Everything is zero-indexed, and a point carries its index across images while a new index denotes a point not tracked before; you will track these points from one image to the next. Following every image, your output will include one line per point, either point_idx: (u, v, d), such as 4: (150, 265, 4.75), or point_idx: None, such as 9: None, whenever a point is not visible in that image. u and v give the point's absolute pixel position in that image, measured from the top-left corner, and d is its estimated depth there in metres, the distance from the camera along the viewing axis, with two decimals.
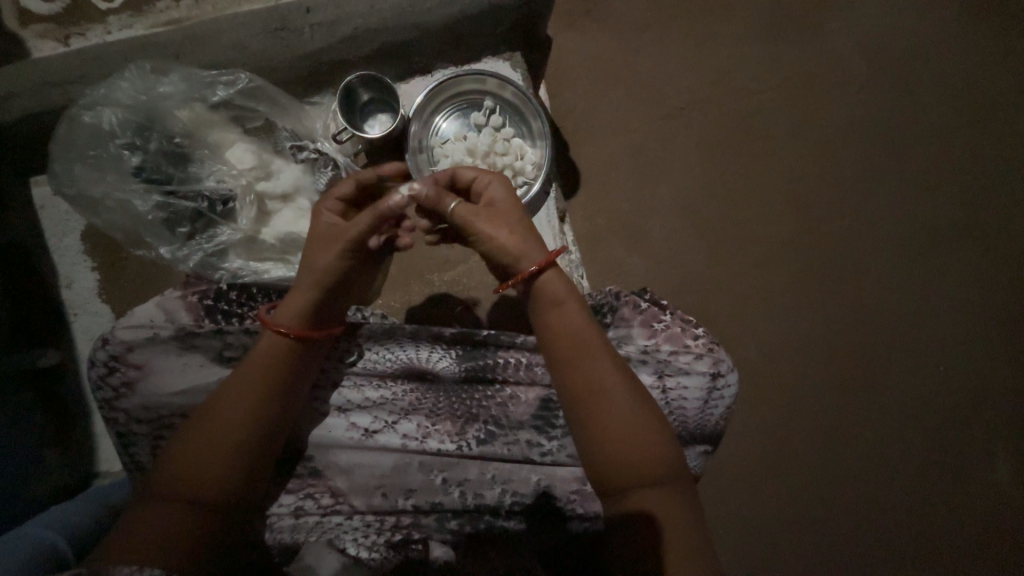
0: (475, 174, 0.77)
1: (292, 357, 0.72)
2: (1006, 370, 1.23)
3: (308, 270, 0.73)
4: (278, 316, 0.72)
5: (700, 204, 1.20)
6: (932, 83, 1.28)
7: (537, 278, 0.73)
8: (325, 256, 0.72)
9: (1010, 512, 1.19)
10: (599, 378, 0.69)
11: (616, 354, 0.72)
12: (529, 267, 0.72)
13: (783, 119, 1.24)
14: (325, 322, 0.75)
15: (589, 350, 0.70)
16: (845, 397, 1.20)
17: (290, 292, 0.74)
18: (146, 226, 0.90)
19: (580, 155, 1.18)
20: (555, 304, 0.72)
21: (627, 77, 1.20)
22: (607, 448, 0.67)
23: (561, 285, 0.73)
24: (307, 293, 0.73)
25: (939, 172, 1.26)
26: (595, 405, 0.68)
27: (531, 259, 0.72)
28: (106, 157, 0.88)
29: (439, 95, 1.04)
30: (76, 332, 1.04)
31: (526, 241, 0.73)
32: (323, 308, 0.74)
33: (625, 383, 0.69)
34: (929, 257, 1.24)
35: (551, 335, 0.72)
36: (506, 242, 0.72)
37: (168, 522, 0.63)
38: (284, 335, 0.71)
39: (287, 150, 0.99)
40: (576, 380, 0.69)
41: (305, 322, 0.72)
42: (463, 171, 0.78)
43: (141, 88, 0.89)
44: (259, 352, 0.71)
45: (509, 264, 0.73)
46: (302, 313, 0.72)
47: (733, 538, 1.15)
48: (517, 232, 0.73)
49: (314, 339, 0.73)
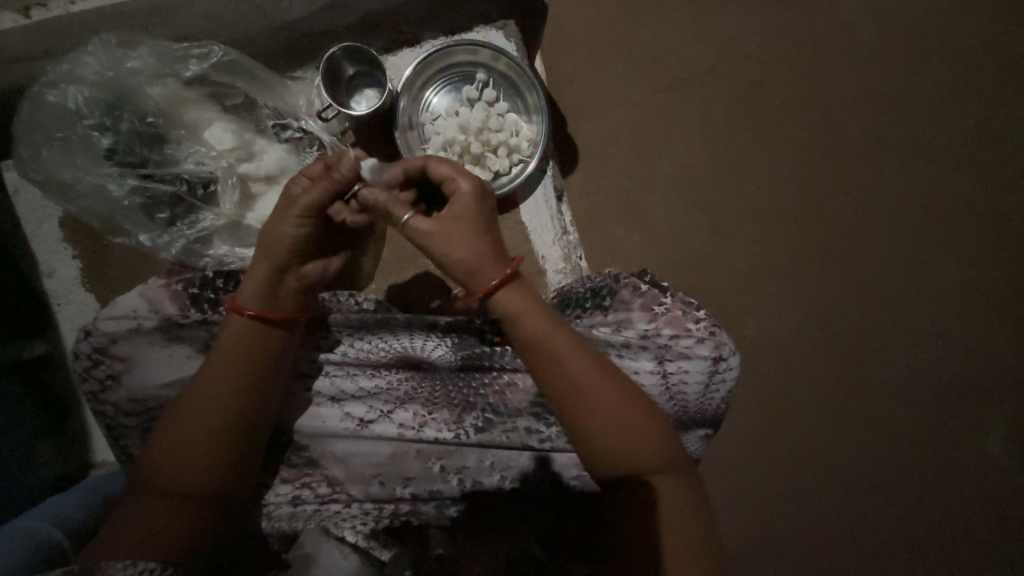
0: (448, 174, 0.69)
1: (272, 345, 0.69)
2: (1006, 344, 1.22)
3: (268, 247, 0.69)
4: (240, 298, 0.69)
5: (702, 180, 1.16)
6: (944, 49, 1.22)
7: (497, 293, 0.68)
8: (282, 227, 0.69)
9: (1003, 485, 1.21)
10: (576, 380, 0.66)
11: (593, 352, 0.69)
12: (484, 284, 0.68)
13: (790, 89, 1.18)
14: (291, 304, 0.71)
15: (561, 353, 0.67)
16: (846, 377, 1.19)
17: (250, 269, 0.70)
18: (122, 213, 0.85)
19: (577, 130, 1.13)
20: (525, 307, 0.68)
21: (626, 45, 1.14)
22: (595, 443, 0.66)
23: (529, 292, 0.70)
24: (261, 272, 0.69)
25: (948, 142, 1.22)
26: (579, 406, 0.66)
27: (491, 272, 0.68)
28: (74, 140, 0.83)
29: (429, 67, 0.98)
30: (61, 321, 1.02)
31: (481, 257, 0.68)
32: (280, 286, 0.70)
33: (609, 382, 0.67)
34: (933, 232, 1.21)
35: (519, 341, 0.69)
36: (461, 254, 0.67)
37: (159, 514, 0.62)
38: (252, 320, 0.68)
39: (270, 129, 0.94)
40: (562, 381, 0.67)
41: (270, 304, 0.69)
42: (437, 165, 0.70)
43: (107, 64, 0.84)
44: (228, 342, 0.68)
45: (465, 276, 0.68)
46: (264, 293, 0.69)
47: (732, 515, 1.16)
48: (477, 241, 0.68)
49: (277, 321, 0.69)
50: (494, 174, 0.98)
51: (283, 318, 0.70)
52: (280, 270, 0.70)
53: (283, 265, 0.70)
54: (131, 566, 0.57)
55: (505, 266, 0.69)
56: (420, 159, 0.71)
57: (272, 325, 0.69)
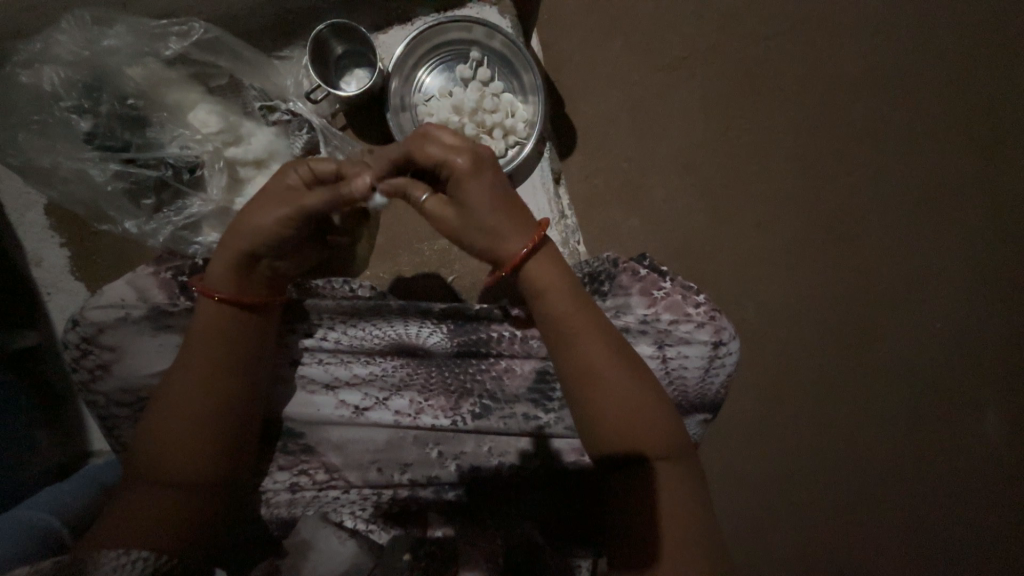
0: (437, 154, 0.63)
1: (249, 330, 0.68)
2: (1005, 326, 1.21)
3: (240, 234, 0.65)
4: (213, 279, 0.66)
5: (702, 162, 1.13)
6: (952, 24, 1.18)
7: (527, 263, 0.67)
8: (261, 218, 0.64)
9: (999, 467, 1.21)
10: (589, 360, 0.66)
11: (609, 331, 0.68)
12: (516, 253, 0.66)
13: (793, 66, 1.15)
14: (264, 290, 0.69)
15: (581, 334, 0.66)
16: (846, 361, 1.18)
17: (219, 252, 0.66)
18: (106, 199, 0.83)
19: (574, 111, 1.09)
20: (549, 284, 0.67)
21: (625, 21, 1.10)
22: (598, 427, 0.65)
23: (555, 268, 0.68)
24: (231, 262, 0.65)
25: (954, 121, 1.19)
26: (591, 387, 0.65)
27: (521, 240, 0.66)
28: (52, 123, 0.80)
29: (420, 45, 0.95)
30: (53, 312, 1.00)
31: (508, 226, 0.65)
32: (252, 274, 0.67)
33: (618, 365, 0.66)
34: (936, 213, 1.19)
35: (540, 316, 0.68)
36: (485, 231, 0.65)
37: (154, 501, 0.62)
38: (223, 304, 0.66)
39: (257, 111, 0.89)
40: (574, 363, 0.66)
41: (243, 288, 0.67)
42: (440, 132, 0.65)
43: (82, 42, 0.81)
44: (213, 329, 0.66)
45: (491, 250, 0.66)
46: (236, 279, 0.66)
47: (729, 497, 1.17)
48: (499, 211, 0.65)
49: (251, 306, 0.67)
50: None
51: (258, 303, 0.68)
52: (254, 258, 0.66)
53: (256, 253, 0.65)
54: (125, 555, 0.58)
55: (532, 232, 0.67)
56: (403, 142, 0.65)
57: (243, 309, 0.67)
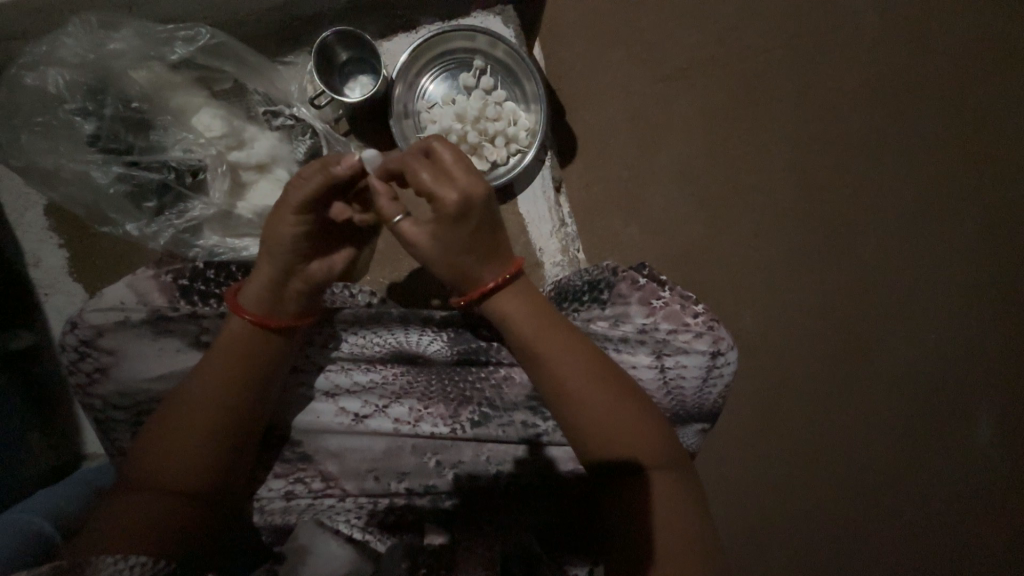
0: (428, 184, 0.60)
1: (267, 351, 0.67)
2: (997, 337, 1.22)
3: (269, 252, 0.66)
4: (241, 300, 0.67)
5: (701, 172, 1.14)
6: (947, 41, 1.20)
7: (497, 291, 0.67)
8: (280, 228, 0.65)
9: (990, 476, 1.22)
10: (567, 382, 0.66)
11: (587, 353, 0.68)
12: (485, 282, 0.66)
13: (792, 79, 1.17)
14: (291, 310, 0.68)
15: (554, 355, 0.67)
16: (842, 370, 1.19)
17: (257, 266, 0.67)
18: (108, 201, 0.83)
19: (576, 120, 1.11)
20: (517, 312, 0.67)
21: (626, 33, 1.12)
22: (584, 439, 0.66)
23: (529, 294, 0.68)
24: (267, 277, 0.66)
25: (948, 136, 1.21)
26: (570, 407, 0.66)
27: (491, 272, 0.66)
28: (55, 125, 0.80)
29: (425, 53, 0.95)
30: (49, 312, 0.99)
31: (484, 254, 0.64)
32: (284, 292, 0.67)
33: (602, 383, 0.67)
34: (930, 225, 1.21)
35: (514, 341, 0.68)
36: (452, 263, 0.64)
37: (149, 511, 0.61)
38: (253, 324, 0.66)
39: (260, 116, 0.90)
40: (551, 381, 0.67)
41: (272, 309, 0.67)
42: (442, 149, 0.62)
43: (88, 45, 0.81)
44: (226, 342, 0.66)
45: (464, 275, 0.65)
46: (267, 298, 0.66)
47: (726, 505, 1.18)
48: (475, 242, 0.63)
49: (279, 328, 0.67)
50: (491, 164, 0.96)
51: (285, 325, 0.68)
52: (283, 276, 0.67)
53: (290, 267, 0.66)
54: (122, 560, 0.57)
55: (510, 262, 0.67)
56: (405, 155, 0.63)
57: (269, 330, 0.67)
